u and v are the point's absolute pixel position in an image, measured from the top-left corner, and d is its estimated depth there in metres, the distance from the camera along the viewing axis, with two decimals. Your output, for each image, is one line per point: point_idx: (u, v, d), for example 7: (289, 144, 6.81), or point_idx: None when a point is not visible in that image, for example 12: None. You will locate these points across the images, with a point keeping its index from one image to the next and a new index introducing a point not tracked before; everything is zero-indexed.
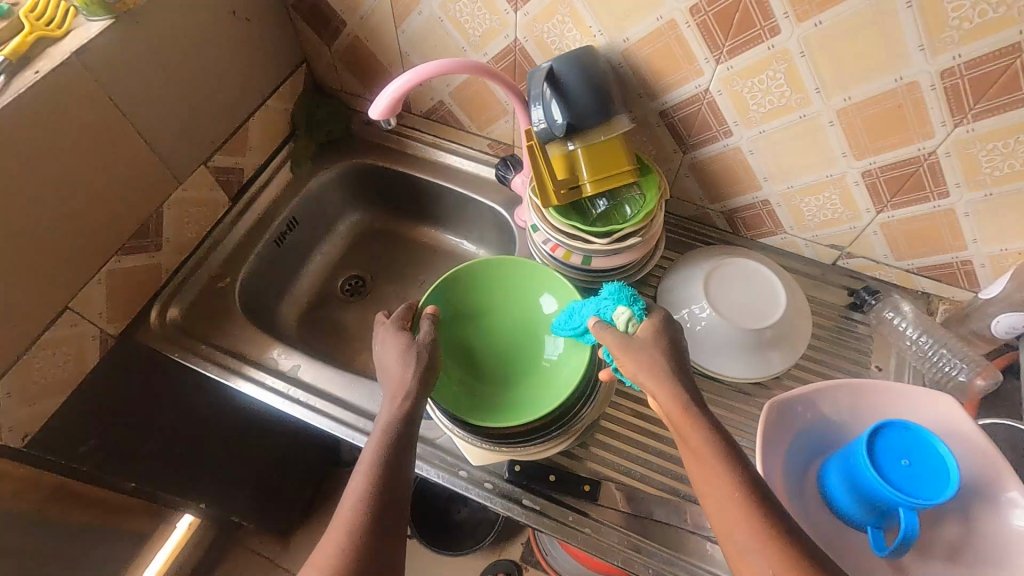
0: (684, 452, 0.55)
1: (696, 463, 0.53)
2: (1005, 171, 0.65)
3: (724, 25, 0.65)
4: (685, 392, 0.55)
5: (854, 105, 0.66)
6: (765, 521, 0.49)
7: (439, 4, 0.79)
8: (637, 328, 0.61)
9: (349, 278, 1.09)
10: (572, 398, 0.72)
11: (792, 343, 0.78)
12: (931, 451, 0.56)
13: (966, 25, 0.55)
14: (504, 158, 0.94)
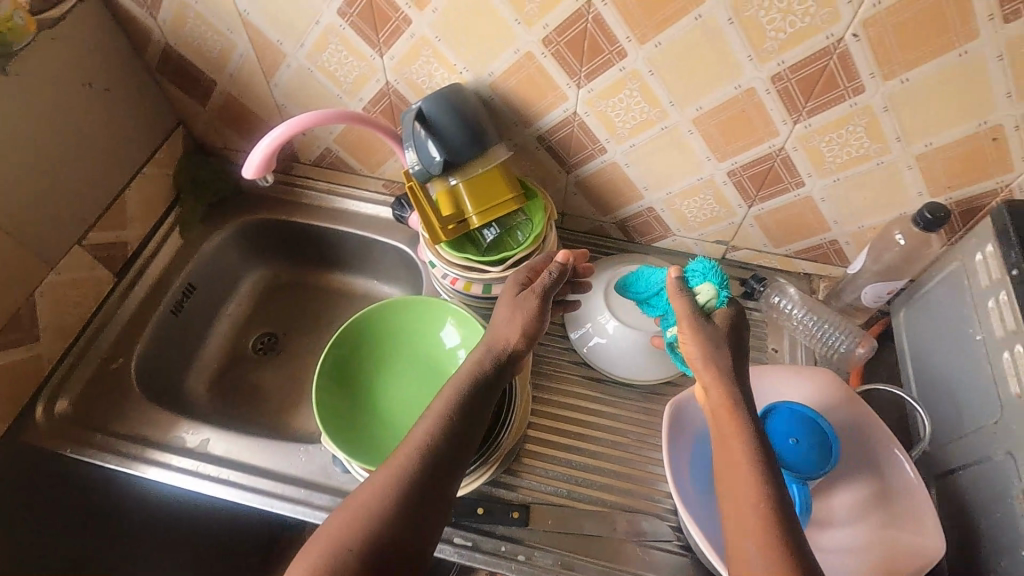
0: (718, 448, 0.58)
1: (730, 458, 0.56)
2: (845, 158, 0.71)
3: (576, 52, 0.68)
4: (737, 391, 0.59)
5: (706, 113, 0.70)
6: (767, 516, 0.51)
7: (305, 56, 0.79)
8: (713, 309, 0.63)
9: (260, 336, 1.05)
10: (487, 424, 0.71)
11: None
12: (813, 426, 0.62)
13: (782, 35, 0.60)
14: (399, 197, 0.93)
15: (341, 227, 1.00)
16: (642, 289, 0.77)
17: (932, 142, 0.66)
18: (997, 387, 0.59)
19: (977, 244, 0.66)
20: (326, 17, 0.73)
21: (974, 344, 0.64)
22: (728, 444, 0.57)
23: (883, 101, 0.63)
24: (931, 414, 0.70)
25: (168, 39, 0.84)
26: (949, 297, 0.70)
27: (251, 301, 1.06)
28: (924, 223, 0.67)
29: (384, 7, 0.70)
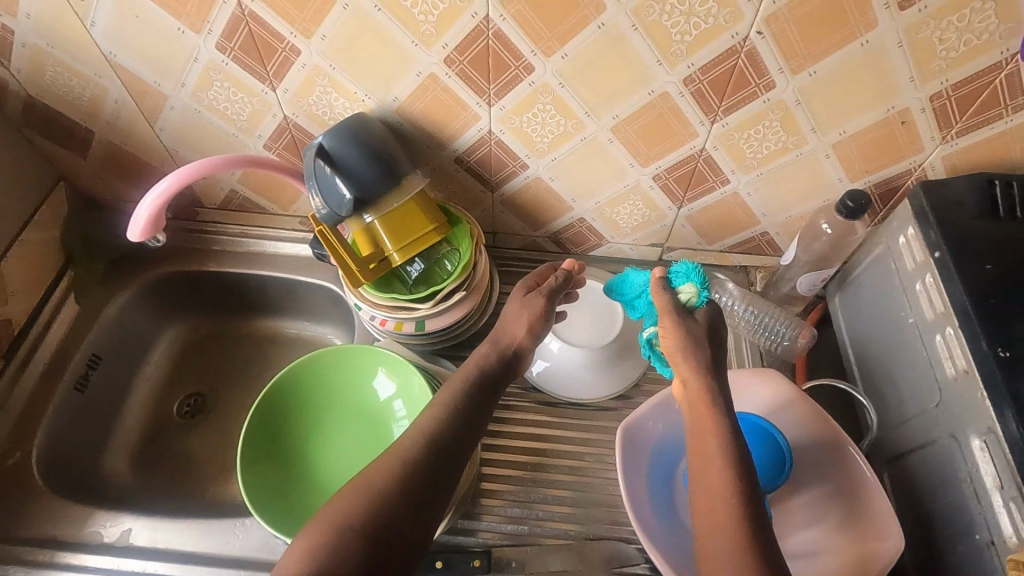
0: (692, 442, 0.57)
1: (702, 449, 0.54)
2: (766, 153, 0.70)
3: (482, 70, 0.64)
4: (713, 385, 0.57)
5: (623, 121, 0.68)
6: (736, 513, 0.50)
7: (188, 95, 0.71)
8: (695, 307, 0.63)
9: (187, 398, 0.95)
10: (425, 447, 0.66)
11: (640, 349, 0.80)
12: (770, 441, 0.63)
13: (688, 37, 0.58)
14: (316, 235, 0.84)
15: (260, 272, 0.93)
16: (627, 292, 0.73)
17: (846, 130, 0.66)
18: (933, 370, 0.60)
19: (899, 227, 0.67)
20: (204, 53, 0.66)
21: (908, 327, 0.64)
22: (701, 435, 0.55)
23: (795, 95, 0.63)
24: (875, 398, 0.70)
25: (30, 90, 0.75)
26: (878, 280, 0.71)
27: (170, 362, 0.97)
28: (847, 211, 0.67)
29: (267, 38, 0.64)
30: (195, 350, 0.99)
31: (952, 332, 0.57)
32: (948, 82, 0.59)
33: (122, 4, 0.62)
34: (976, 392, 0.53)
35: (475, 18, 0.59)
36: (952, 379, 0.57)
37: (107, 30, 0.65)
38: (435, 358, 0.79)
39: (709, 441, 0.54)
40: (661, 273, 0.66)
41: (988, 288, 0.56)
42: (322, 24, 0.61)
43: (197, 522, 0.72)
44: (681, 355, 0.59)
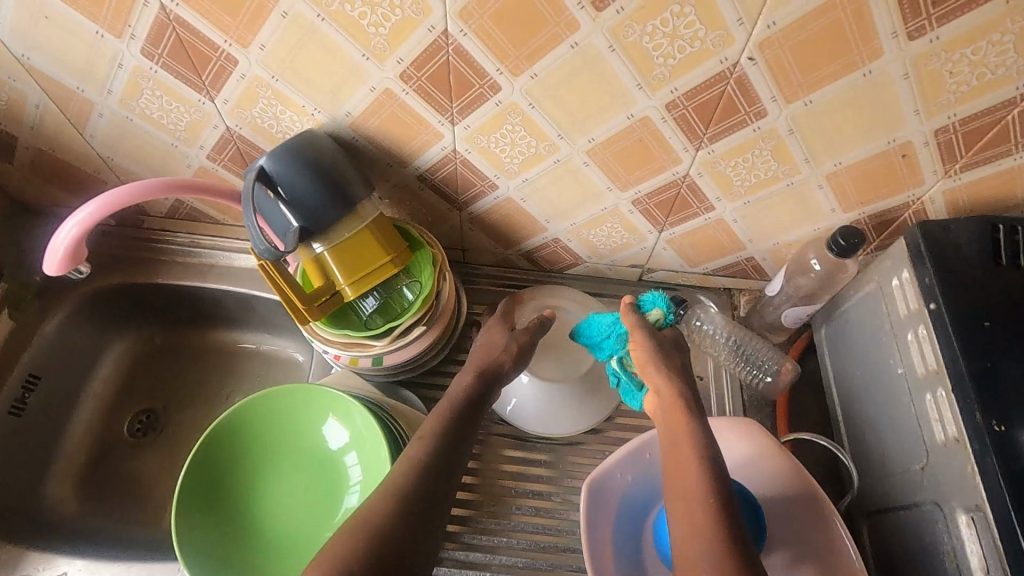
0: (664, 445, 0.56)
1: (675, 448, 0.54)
2: (754, 182, 0.65)
3: (442, 87, 0.57)
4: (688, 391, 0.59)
5: (600, 145, 0.62)
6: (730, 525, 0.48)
7: (117, 102, 0.64)
8: (664, 326, 0.66)
9: (137, 417, 0.90)
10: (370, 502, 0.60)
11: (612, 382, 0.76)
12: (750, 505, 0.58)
13: (671, 61, 0.52)
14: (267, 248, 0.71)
15: (214, 285, 0.87)
16: (595, 335, 0.71)
17: (841, 161, 0.60)
18: (921, 430, 0.56)
19: (892, 268, 0.62)
20: (129, 58, 0.59)
21: (896, 377, 0.60)
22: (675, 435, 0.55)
23: (787, 124, 0.57)
24: (856, 444, 0.66)
25: None
26: (867, 319, 0.66)
27: (119, 377, 0.91)
28: (838, 249, 0.62)
29: (198, 45, 0.56)
30: (147, 364, 0.93)
31: (943, 394, 0.53)
32: (955, 117, 0.54)
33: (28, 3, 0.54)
34: (965, 465, 0.50)
35: (432, 32, 0.52)
36: (941, 445, 0.53)
37: (16, 30, 0.57)
38: (396, 391, 0.74)
39: (682, 438, 0.54)
40: (630, 302, 0.68)
41: (985, 349, 0.52)
42: (260, 32, 0.54)
43: None
44: (658, 365, 0.61)
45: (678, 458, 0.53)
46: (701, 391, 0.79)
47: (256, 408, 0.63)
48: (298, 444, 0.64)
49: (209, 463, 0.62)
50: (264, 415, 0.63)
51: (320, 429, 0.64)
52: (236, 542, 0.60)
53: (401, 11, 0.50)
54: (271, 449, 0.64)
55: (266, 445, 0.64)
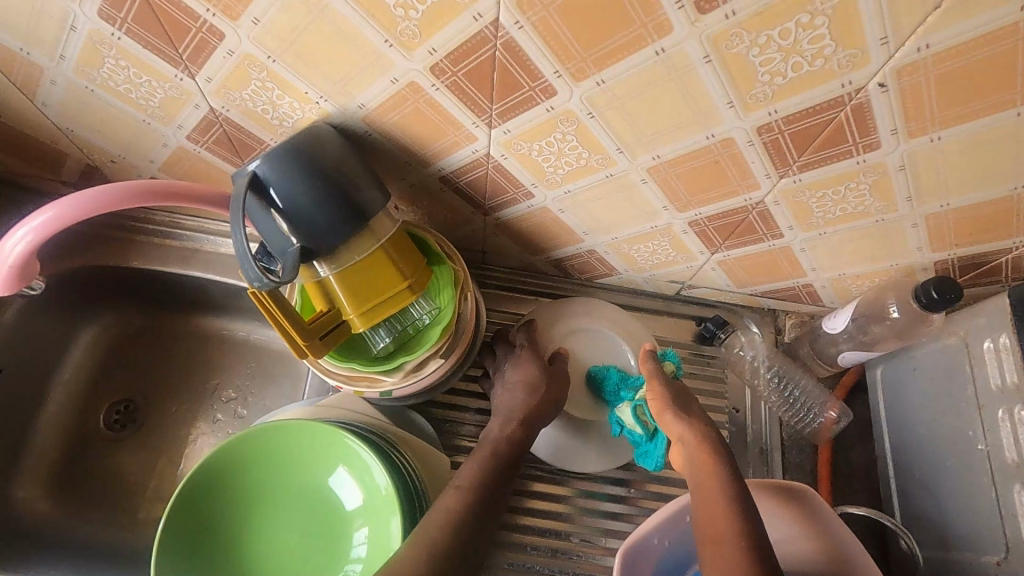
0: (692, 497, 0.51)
1: (706, 498, 0.49)
2: (838, 214, 0.55)
3: (482, 86, 0.46)
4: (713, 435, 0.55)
5: (665, 163, 0.51)
6: None
7: (72, 71, 0.51)
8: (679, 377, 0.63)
9: (114, 407, 0.83)
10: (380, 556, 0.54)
11: None
12: None
13: (778, 80, 0.41)
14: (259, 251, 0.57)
15: (198, 273, 0.76)
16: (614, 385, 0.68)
17: (949, 203, 0.51)
18: (1003, 520, 0.50)
19: (987, 327, 0.54)
20: (84, 21, 0.46)
21: (974, 452, 0.54)
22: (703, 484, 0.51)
23: (899, 160, 0.47)
24: (911, 507, 0.61)
25: None
26: (943, 376, 0.58)
27: (92, 364, 0.83)
28: (927, 301, 0.54)
29: (173, 12, 0.44)
30: (124, 350, 0.85)
31: None
32: None
33: None
34: None
35: (479, 21, 0.40)
36: None
37: None
38: (405, 413, 0.67)
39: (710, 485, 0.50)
40: (650, 346, 0.65)
41: None
42: (251, 4, 0.42)
43: None
44: (674, 409, 0.58)
45: (712, 524, 0.47)
46: (737, 424, 0.72)
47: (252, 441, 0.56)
48: (298, 480, 0.57)
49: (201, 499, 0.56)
50: (261, 449, 0.56)
51: (324, 465, 0.57)
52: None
53: None
54: (269, 484, 0.57)
55: (264, 480, 0.57)
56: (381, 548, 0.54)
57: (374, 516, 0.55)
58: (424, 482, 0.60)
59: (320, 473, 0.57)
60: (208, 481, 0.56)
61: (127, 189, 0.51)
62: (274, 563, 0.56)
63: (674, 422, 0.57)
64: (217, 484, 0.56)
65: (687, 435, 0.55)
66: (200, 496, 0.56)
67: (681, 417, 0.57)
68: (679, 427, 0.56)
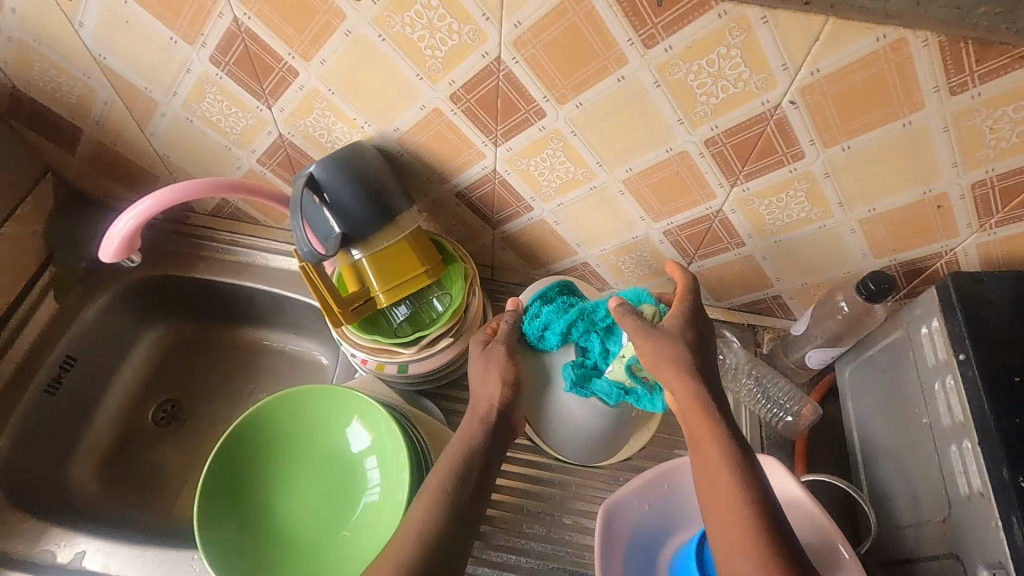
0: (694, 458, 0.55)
1: (705, 464, 0.53)
2: (786, 222, 0.65)
3: (489, 111, 0.59)
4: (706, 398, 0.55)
5: (636, 175, 0.63)
6: (753, 541, 0.48)
7: (180, 104, 0.68)
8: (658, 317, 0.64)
9: (161, 406, 0.91)
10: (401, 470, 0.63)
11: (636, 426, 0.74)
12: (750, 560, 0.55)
13: (713, 100, 0.54)
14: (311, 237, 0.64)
15: (249, 284, 0.89)
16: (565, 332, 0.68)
17: (875, 208, 0.61)
18: (945, 481, 0.55)
19: (921, 316, 0.62)
20: (197, 64, 0.62)
21: (920, 426, 0.60)
22: (700, 448, 0.54)
23: (823, 168, 0.58)
24: (878, 492, 0.66)
25: (15, 82, 0.70)
26: (892, 366, 0.66)
27: (148, 366, 0.93)
28: (867, 293, 0.63)
29: (264, 56, 0.59)
30: (176, 355, 0.95)
31: (970, 446, 0.53)
32: (993, 172, 0.54)
33: (113, 9, 0.58)
34: (991, 519, 0.49)
35: (486, 57, 0.54)
36: (964, 497, 0.52)
37: (97, 31, 0.61)
38: (418, 399, 0.75)
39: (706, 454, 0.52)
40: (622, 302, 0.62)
41: (1015, 406, 0.51)
42: (322, 48, 0.57)
43: (156, 552, 0.69)
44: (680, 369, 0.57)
45: (714, 489, 0.51)
46: None
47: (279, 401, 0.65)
48: (318, 429, 0.66)
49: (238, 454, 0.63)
50: (285, 405, 0.65)
51: (340, 414, 0.66)
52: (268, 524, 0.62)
53: (458, 36, 0.53)
54: (294, 437, 0.66)
55: (288, 434, 0.66)
56: (399, 466, 0.63)
57: (385, 459, 0.63)
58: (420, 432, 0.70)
59: (335, 420, 0.66)
60: (236, 452, 0.64)
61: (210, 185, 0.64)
62: (303, 518, 0.64)
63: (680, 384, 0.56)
64: (245, 455, 0.64)
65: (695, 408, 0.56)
66: (229, 467, 0.63)
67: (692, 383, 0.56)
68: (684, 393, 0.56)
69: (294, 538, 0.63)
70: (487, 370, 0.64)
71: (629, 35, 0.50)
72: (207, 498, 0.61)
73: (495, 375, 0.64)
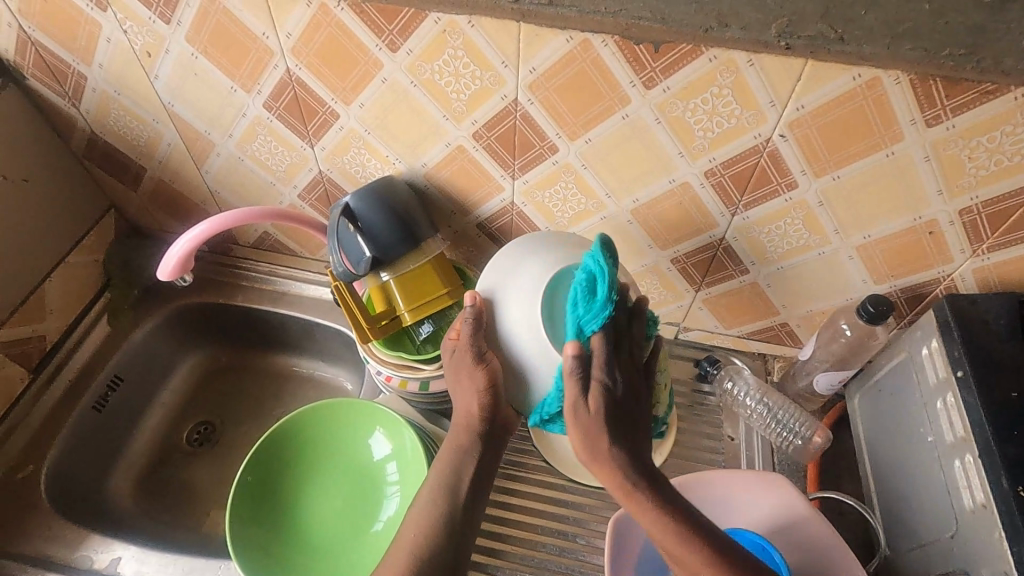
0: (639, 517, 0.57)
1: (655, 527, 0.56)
2: (787, 248, 0.69)
3: (507, 147, 0.66)
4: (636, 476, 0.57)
5: (643, 205, 0.69)
6: None
7: (234, 145, 0.76)
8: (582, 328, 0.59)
9: (195, 426, 0.96)
10: (418, 471, 0.66)
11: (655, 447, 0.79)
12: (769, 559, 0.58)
13: (710, 134, 0.59)
14: (340, 229, 0.68)
15: (283, 310, 0.94)
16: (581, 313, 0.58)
17: (870, 234, 0.65)
18: (950, 497, 0.56)
19: (922, 338, 0.64)
20: (252, 109, 0.71)
21: (925, 444, 0.61)
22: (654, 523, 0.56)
23: (817, 197, 0.62)
24: (889, 516, 0.66)
25: (93, 127, 0.80)
26: (897, 388, 0.67)
27: (186, 388, 0.98)
28: (867, 315, 0.65)
29: (311, 101, 0.67)
30: (213, 378, 1.00)
31: (971, 460, 0.54)
32: (977, 199, 0.58)
33: (184, 63, 0.67)
34: (994, 532, 0.50)
35: (504, 100, 0.61)
36: (969, 511, 0.54)
37: (168, 82, 0.70)
38: (437, 419, 0.76)
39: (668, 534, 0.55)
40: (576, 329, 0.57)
41: (1012, 420, 0.53)
42: (361, 93, 0.65)
43: (187, 559, 0.73)
44: (613, 437, 0.56)
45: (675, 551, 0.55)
46: (731, 450, 0.81)
47: (302, 420, 0.70)
48: (339, 439, 0.70)
49: (265, 471, 0.68)
50: (307, 422, 0.70)
51: (359, 424, 0.70)
52: (302, 533, 0.67)
53: (480, 81, 0.60)
54: (316, 449, 0.70)
55: (312, 447, 0.70)
56: (416, 467, 0.67)
57: (404, 462, 0.68)
58: (434, 437, 0.73)
59: (354, 430, 0.70)
60: (267, 461, 0.69)
61: (257, 213, 0.71)
62: (328, 522, 0.68)
63: (609, 451, 0.56)
64: (277, 464, 0.69)
65: (659, 495, 0.56)
66: (260, 482, 0.68)
67: (625, 457, 0.56)
68: (611, 458, 0.56)
69: (320, 540, 0.66)
70: (459, 376, 0.61)
71: (631, 77, 0.56)
72: (240, 507, 0.66)
73: (467, 383, 0.61)
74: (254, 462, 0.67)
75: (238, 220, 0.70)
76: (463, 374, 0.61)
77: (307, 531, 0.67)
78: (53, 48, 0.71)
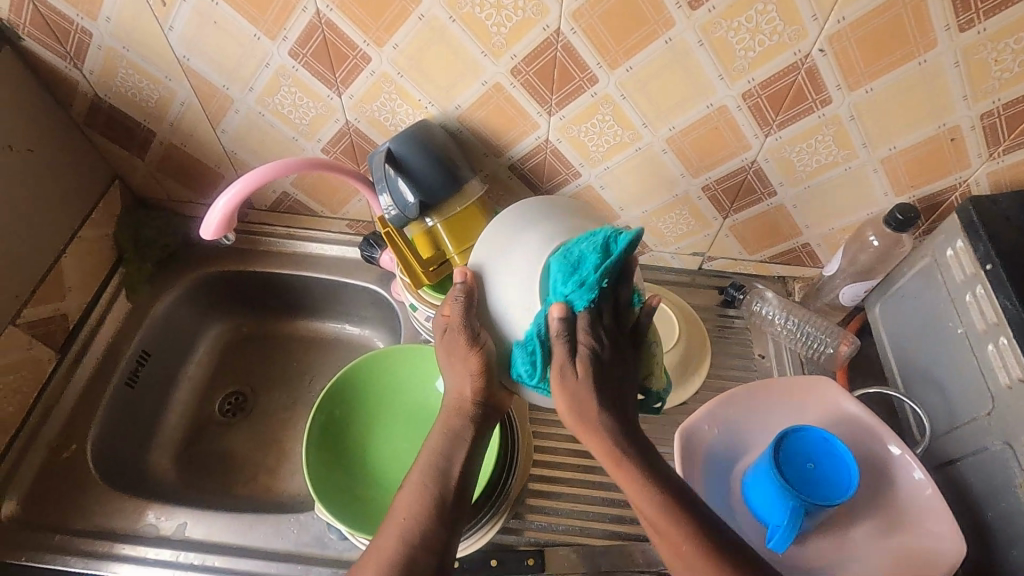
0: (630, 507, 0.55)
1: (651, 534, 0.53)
2: (815, 166, 0.72)
3: (546, 81, 0.66)
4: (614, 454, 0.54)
5: (679, 133, 0.70)
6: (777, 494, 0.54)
7: (255, 99, 0.73)
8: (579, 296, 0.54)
9: (227, 396, 0.94)
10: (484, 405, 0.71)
11: (698, 365, 0.83)
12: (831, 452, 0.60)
13: (751, 53, 0.61)
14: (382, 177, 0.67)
15: (308, 271, 0.93)
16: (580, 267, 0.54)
17: (895, 146, 0.68)
18: (985, 378, 0.62)
19: (946, 240, 0.68)
20: (276, 58, 0.68)
21: (956, 336, 0.66)
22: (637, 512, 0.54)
23: (849, 111, 0.65)
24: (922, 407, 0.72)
25: (97, 90, 0.76)
26: (922, 290, 0.72)
27: (211, 361, 0.97)
28: (895, 224, 0.69)
29: (341, 45, 0.66)
30: (238, 348, 0.99)
31: (1006, 342, 0.59)
32: (999, 102, 0.61)
33: (204, 11, 0.64)
34: None
35: (546, 30, 0.61)
36: (1006, 388, 0.59)
37: (184, 34, 0.67)
38: None
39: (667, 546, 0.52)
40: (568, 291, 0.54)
41: None
42: (396, 33, 0.64)
43: (254, 516, 0.73)
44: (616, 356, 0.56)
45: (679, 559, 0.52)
46: (763, 367, 0.85)
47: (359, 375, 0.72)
48: (396, 386, 0.73)
49: (332, 426, 0.69)
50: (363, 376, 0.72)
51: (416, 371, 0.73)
52: (381, 475, 0.68)
53: (522, 12, 0.60)
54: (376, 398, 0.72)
55: (371, 398, 0.72)
56: None
57: None
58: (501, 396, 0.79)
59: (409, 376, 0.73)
60: (356, 406, 0.72)
61: (298, 163, 0.69)
62: (400, 474, 0.68)
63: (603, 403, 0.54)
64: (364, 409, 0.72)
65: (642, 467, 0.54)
66: (328, 436, 0.69)
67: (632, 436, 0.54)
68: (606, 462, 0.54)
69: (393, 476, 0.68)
70: (453, 359, 0.58)
71: None
72: (318, 461, 0.66)
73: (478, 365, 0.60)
74: (322, 419, 0.69)
75: (280, 171, 0.68)
76: (456, 357, 0.58)
77: (386, 471, 0.68)
78: (54, 2, 0.66)
